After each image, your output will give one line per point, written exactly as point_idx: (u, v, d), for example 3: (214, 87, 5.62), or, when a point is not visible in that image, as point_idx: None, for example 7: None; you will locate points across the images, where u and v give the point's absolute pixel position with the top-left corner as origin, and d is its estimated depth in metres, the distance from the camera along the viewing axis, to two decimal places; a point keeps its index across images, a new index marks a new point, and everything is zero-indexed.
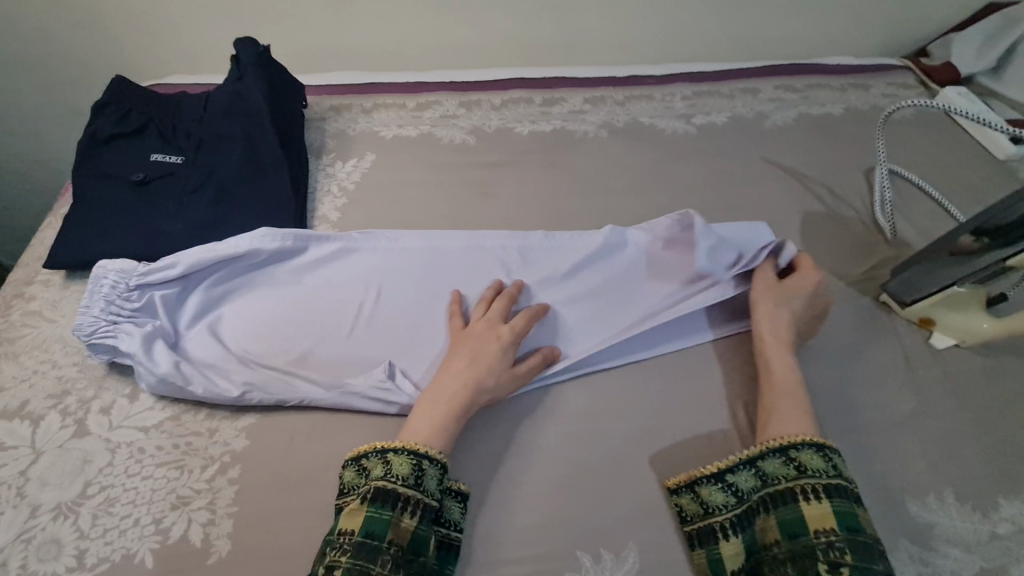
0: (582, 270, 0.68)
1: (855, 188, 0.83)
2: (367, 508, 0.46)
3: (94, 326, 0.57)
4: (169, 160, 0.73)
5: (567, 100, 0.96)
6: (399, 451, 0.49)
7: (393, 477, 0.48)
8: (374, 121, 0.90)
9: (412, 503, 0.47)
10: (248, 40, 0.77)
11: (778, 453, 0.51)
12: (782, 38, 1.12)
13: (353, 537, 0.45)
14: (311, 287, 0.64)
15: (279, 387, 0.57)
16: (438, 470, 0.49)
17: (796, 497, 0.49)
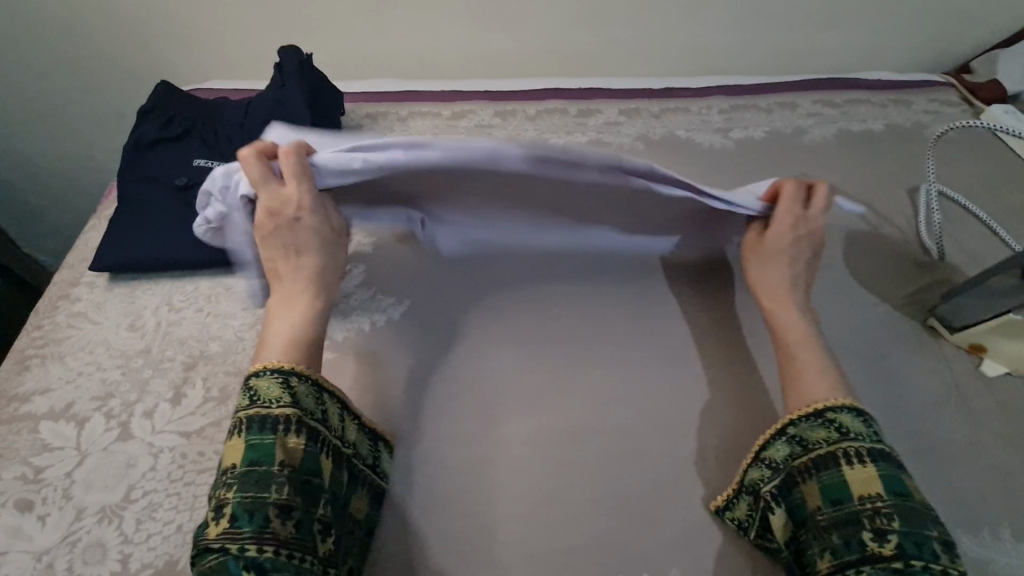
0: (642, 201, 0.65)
1: (899, 207, 0.82)
2: (246, 437, 0.46)
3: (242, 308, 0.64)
4: (211, 166, 0.74)
5: (602, 111, 0.95)
6: (264, 373, 0.49)
7: (265, 402, 0.47)
8: (409, 129, 0.90)
9: (292, 423, 0.47)
10: (291, 48, 0.78)
11: (814, 417, 0.51)
12: (820, 53, 1.10)
13: (235, 470, 0.45)
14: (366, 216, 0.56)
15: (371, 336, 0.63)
16: (310, 385, 0.50)
17: (839, 462, 0.48)
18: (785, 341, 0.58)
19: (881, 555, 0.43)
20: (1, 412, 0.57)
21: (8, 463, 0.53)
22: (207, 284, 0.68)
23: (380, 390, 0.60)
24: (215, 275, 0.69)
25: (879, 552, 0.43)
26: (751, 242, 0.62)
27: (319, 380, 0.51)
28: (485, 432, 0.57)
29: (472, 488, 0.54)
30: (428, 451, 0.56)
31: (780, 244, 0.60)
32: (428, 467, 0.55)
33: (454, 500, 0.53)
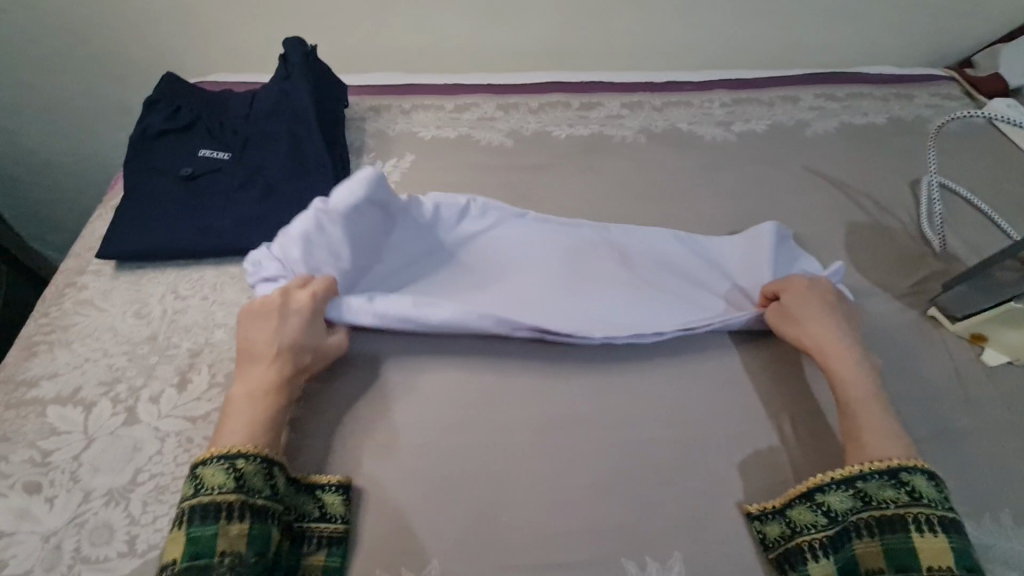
0: (661, 267, 0.70)
1: (901, 200, 0.82)
2: (188, 529, 0.44)
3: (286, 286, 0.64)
4: (217, 156, 0.74)
5: (604, 104, 0.96)
6: (210, 462, 0.47)
7: (209, 490, 0.46)
8: (413, 122, 0.91)
9: (240, 509, 0.45)
10: (296, 39, 0.79)
11: (887, 476, 0.49)
12: (822, 47, 1.11)
13: (176, 564, 0.43)
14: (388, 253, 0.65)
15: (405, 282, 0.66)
16: (258, 463, 0.48)
17: (908, 526, 0.47)
18: (854, 397, 0.55)
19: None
20: (9, 397, 0.57)
21: (16, 447, 0.54)
22: (212, 272, 0.68)
23: (383, 378, 0.60)
24: (220, 264, 0.69)
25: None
26: (776, 313, 0.62)
27: (263, 455, 0.48)
28: (488, 418, 0.58)
29: (475, 472, 0.54)
30: (432, 436, 0.56)
31: (805, 304, 0.61)
32: (432, 452, 0.55)
33: (458, 485, 0.54)
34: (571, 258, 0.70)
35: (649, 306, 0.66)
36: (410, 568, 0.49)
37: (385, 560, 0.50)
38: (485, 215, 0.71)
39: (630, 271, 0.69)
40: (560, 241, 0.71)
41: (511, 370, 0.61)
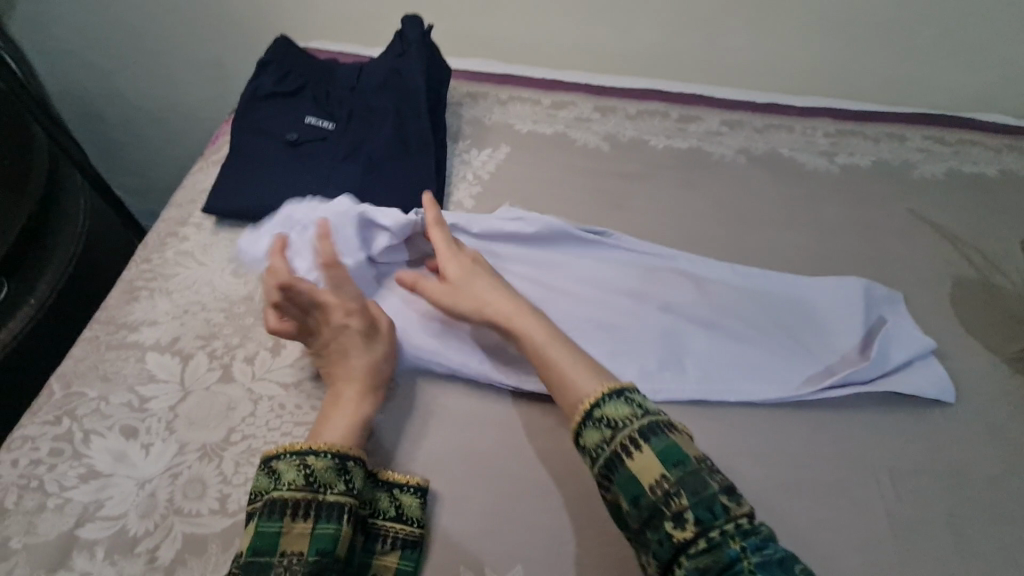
0: (747, 300, 0.68)
1: (1011, 258, 0.78)
2: (257, 522, 0.44)
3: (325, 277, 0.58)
4: (322, 125, 0.74)
5: (704, 119, 0.93)
6: (284, 456, 0.47)
7: (280, 485, 0.46)
8: (510, 114, 0.90)
9: (304, 508, 0.45)
10: (414, 17, 0.78)
11: (588, 419, 0.49)
12: (934, 86, 1.06)
13: (241, 556, 0.43)
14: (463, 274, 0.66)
15: None
16: (327, 459, 0.47)
17: (622, 456, 0.46)
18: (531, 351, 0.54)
19: (690, 544, 0.42)
20: (111, 338, 0.58)
21: (115, 388, 0.55)
22: None
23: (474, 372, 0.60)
24: None
25: (686, 540, 0.42)
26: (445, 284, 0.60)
27: (343, 450, 0.48)
28: None
29: (562, 482, 0.53)
30: (522, 438, 0.56)
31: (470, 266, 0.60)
32: (520, 455, 0.55)
33: (545, 492, 0.53)
34: (651, 282, 0.68)
35: (738, 348, 0.64)
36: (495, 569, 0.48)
37: (470, 556, 0.49)
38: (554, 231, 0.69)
39: (715, 302, 0.67)
40: (624, 266, 0.69)
41: None
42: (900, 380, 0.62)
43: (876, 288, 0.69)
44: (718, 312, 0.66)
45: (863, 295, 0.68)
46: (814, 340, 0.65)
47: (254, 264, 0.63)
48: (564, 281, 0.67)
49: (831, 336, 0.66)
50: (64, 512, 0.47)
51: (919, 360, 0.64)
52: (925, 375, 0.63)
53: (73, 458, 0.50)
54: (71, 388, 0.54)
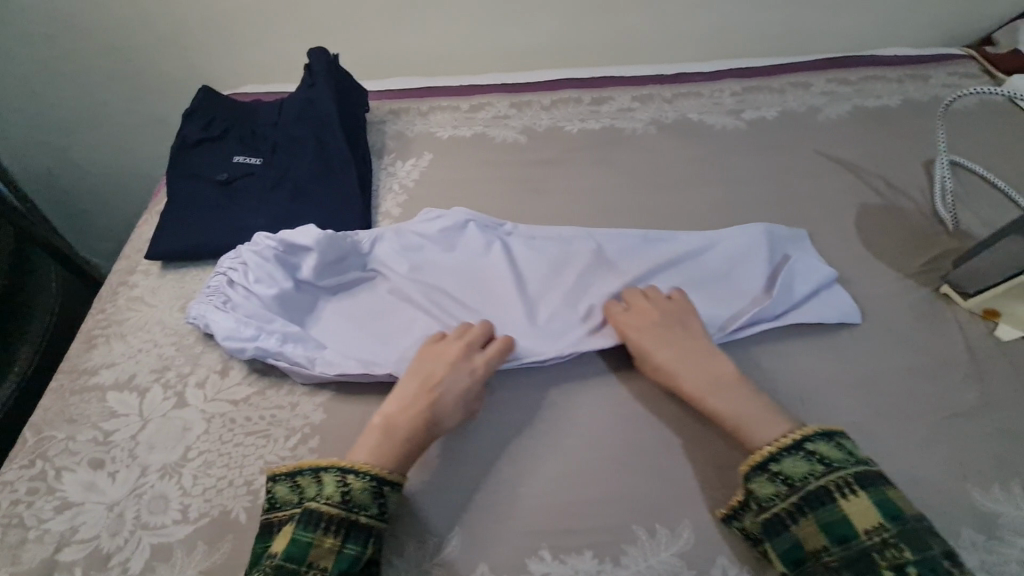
0: (658, 264, 0.71)
1: (914, 181, 0.82)
2: (294, 529, 0.48)
3: (255, 313, 0.65)
4: (249, 162, 0.80)
5: (615, 98, 0.98)
6: (331, 471, 0.51)
7: (320, 498, 0.50)
8: (431, 123, 0.95)
9: (335, 523, 0.48)
10: (319, 49, 0.83)
11: (794, 449, 0.51)
12: (837, 31, 1.10)
13: (275, 558, 0.46)
14: (381, 290, 0.71)
15: (396, 309, 0.69)
16: (366, 481, 0.51)
17: (831, 494, 0.48)
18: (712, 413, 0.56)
19: None
20: (74, 384, 0.64)
21: (81, 427, 0.60)
22: None
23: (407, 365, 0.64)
24: None
25: None
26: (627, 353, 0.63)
27: (379, 473, 0.51)
28: (506, 400, 0.62)
29: (494, 449, 0.58)
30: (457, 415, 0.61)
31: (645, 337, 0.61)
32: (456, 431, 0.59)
33: (480, 461, 0.57)
34: (566, 263, 0.72)
35: None
36: (436, 534, 0.53)
37: (413, 527, 0.53)
38: (472, 234, 0.75)
39: (626, 271, 0.71)
40: (544, 252, 0.74)
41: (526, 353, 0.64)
42: (805, 312, 0.66)
43: (777, 229, 0.74)
44: (633, 276, 0.70)
45: (761, 237, 0.72)
46: (723, 292, 0.69)
47: (198, 306, 0.67)
48: (481, 277, 0.71)
49: (739, 285, 0.69)
50: (43, 541, 0.53)
51: (824, 291, 0.68)
52: (831, 307, 0.67)
53: (47, 494, 0.55)
54: (42, 433, 0.60)
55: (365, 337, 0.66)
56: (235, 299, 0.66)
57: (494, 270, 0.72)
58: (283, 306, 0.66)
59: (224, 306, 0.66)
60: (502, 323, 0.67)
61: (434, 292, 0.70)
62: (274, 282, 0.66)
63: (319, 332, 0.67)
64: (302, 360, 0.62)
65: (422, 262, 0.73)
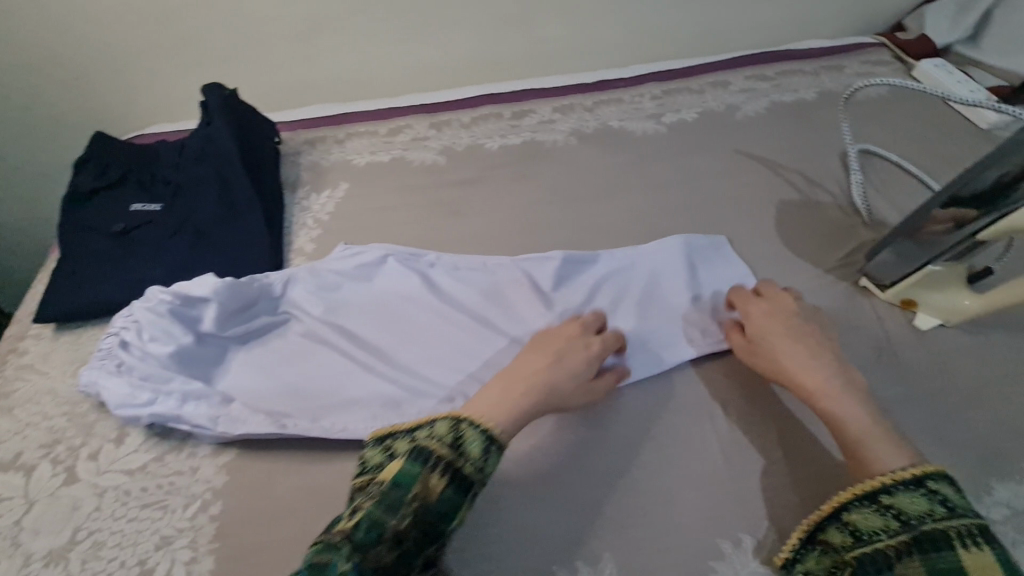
0: (579, 287, 0.70)
1: (831, 173, 0.82)
2: (403, 460, 0.47)
3: (151, 374, 0.60)
4: (148, 208, 0.76)
5: (536, 111, 0.97)
6: (445, 419, 0.51)
7: (436, 438, 0.49)
8: (348, 150, 0.92)
9: (444, 466, 0.47)
10: (214, 85, 0.80)
11: (913, 486, 0.47)
12: (754, 27, 1.11)
13: (382, 484, 0.46)
14: (293, 335, 0.67)
15: (310, 355, 0.65)
16: (479, 434, 0.49)
17: (952, 540, 0.43)
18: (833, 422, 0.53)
19: None
20: None
21: None
22: None
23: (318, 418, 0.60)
24: None
25: None
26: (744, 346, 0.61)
27: (490, 430, 0.50)
28: None
29: None
30: None
31: (770, 335, 0.59)
32: None
33: None
34: (487, 291, 0.70)
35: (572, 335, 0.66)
36: None
37: None
38: (390, 269, 0.72)
39: (548, 295, 0.69)
40: (464, 282, 0.71)
41: (442, 392, 0.62)
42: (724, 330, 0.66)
43: (695, 239, 0.73)
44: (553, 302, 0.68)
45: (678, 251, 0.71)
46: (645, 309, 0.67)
47: (88, 371, 0.61)
48: (399, 315, 0.69)
49: (660, 300, 0.68)
50: None
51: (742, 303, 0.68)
52: None
53: None
54: None
55: (277, 389, 0.62)
56: (129, 361, 0.61)
57: (413, 306, 0.69)
58: (185, 364, 0.62)
59: (117, 369, 0.61)
60: (421, 363, 0.65)
61: (351, 335, 0.67)
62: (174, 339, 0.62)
63: (226, 387, 0.63)
64: (204, 422, 0.58)
65: (338, 302, 0.70)
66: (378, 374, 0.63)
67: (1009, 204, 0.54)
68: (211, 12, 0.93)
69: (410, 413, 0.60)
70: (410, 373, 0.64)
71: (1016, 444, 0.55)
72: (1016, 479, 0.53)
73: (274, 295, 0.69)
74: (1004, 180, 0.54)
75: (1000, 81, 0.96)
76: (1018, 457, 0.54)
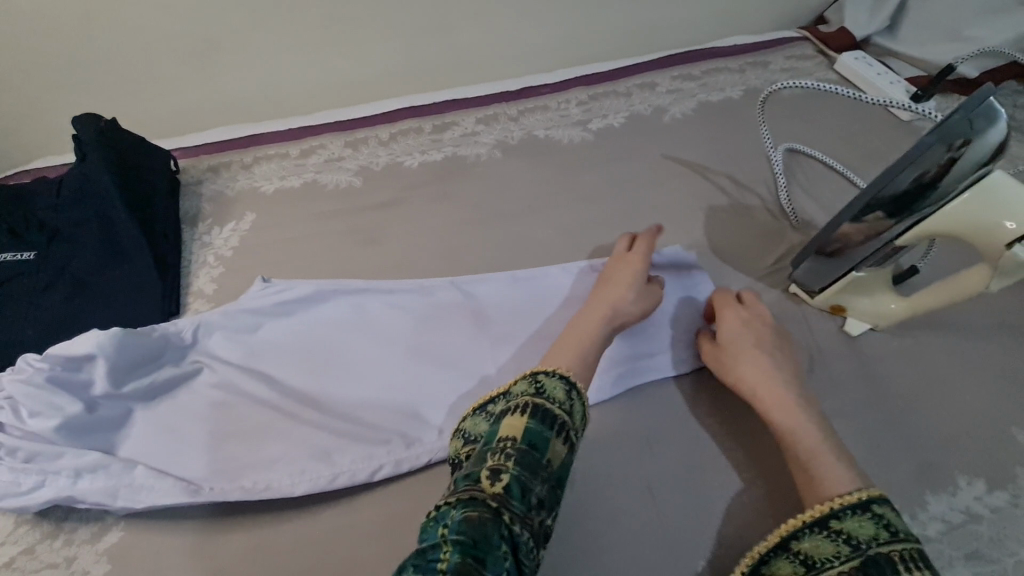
0: (509, 310, 0.67)
1: (758, 174, 0.81)
2: (529, 420, 0.45)
3: (34, 453, 0.53)
4: (18, 258, 0.68)
5: (458, 123, 0.92)
6: (552, 376, 0.50)
7: (553, 402, 0.48)
8: (255, 177, 0.85)
9: (564, 432, 0.46)
10: (88, 116, 0.72)
11: (860, 510, 0.45)
12: (678, 26, 1.09)
13: (516, 443, 0.44)
14: (202, 388, 0.60)
15: (226, 411, 0.59)
16: (583, 405, 0.50)
17: (898, 564, 0.41)
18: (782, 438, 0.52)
19: None
20: None
21: None
22: None
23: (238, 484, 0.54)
24: None
25: None
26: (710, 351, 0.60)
27: (568, 376, 0.50)
28: (335, 503, 0.54)
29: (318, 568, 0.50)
30: (273, 533, 0.52)
31: (740, 342, 0.58)
32: (272, 555, 0.51)
33: None
34: (416, 321, 0.66)
35: (504, 365, 0.63)
36: None
37: None
38: (309, 304, 0.67)
39: (477, 321, 0.65)
40: (391, 312, 0.66)
41: (372, 441, 0.56)
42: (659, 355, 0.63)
43: None
44: (484, 329, 0.65)
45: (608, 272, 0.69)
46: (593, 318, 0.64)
47: None
48: (324, 355, 0.63)
49: None
50: None
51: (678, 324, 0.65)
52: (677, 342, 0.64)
53: None
54: None
55: (187, 453, 0.56)
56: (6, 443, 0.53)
57: (338, 342, 0.64)
58: (77, 435, 0.55)
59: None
60: (355, 406, 0.59)
61: (270, 382, 0.61)
62: (60, 411, 0.54)
63: (130, 453, 0.56)
64: (101, 498, 0.52)
65: (252, 346, 0.64)
66: (304, 423, 0.58)
67: (930, 204, 0.51)
68: (91, 34, 0.85)
69: (341, 461, 0.55)
70: (340, 419, 0.59)
71: (948, 451, 0.54)
72: (950, 489, 0.51)
73: (178, 345, 0.62)
74: (925, 179, 0.51)
75: (918, 70, 0.96)
76: (951, 465, 0.53)
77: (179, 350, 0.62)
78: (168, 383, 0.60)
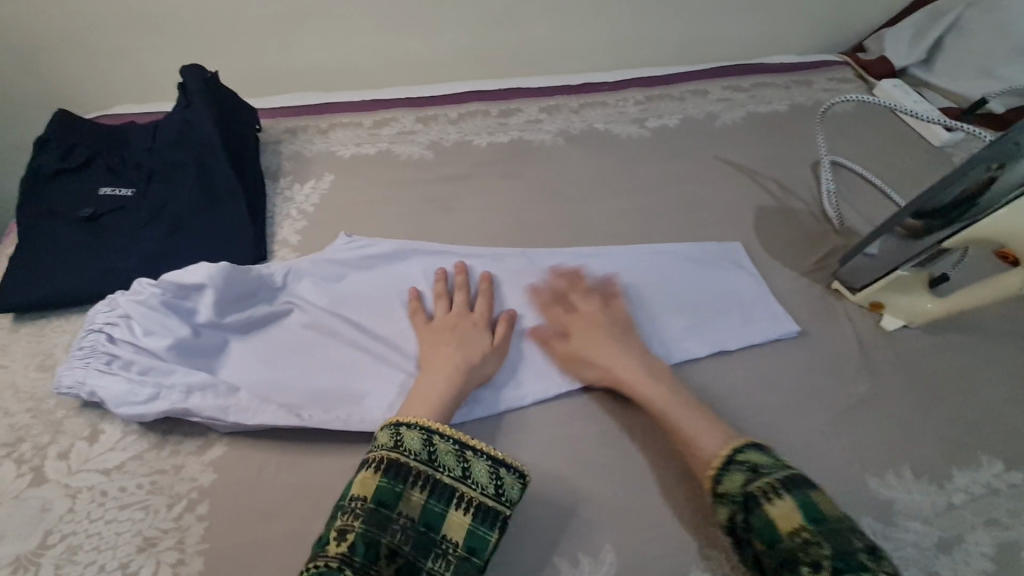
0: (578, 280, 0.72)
1: (804, 182, 0.87)
2: (380, 478, 0.48)
3: (149, 366, 0.57)
4: (119, 194, 0.72)
5: (523, 110, 0.97)
6: (412, 425, 0.51)
7: (407, 452, 0.49)
8: (331, 141, 0.89)
9: (423, 479, 0.49)
10: (193, 66, 0.76)
11: (760, 448, 0.52)
12: (728, 42, 1.16)
13: (365, 503, 0.47)
14: (294, 326, 0.65)
15: (318, 348, 0.63)
16: (451, 442, 0.51)
17: (802, 480, 0.49)
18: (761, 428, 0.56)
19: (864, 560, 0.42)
20: None
21: None
22: None
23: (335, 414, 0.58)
24: None
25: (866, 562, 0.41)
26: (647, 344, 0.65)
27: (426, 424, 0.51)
28: None
29: None
30: None
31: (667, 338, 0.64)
32: None
33: None
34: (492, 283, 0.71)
35: None
36: None
37: None
38: (393, 260, 0.72)
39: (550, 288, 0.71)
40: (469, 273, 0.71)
41: None
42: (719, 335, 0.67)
43: (688, 246, 0.76)
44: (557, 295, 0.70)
45: (671, 259, 0.75)
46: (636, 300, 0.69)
47: (71, 372, 0.57)
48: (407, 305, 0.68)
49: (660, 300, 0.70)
50: None
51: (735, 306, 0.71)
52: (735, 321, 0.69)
53: None
54: None
55: (284, 382, 0.60)
56: (122, 356, 0.57)
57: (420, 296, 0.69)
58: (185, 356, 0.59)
59: (108, 366, 0.57)
60: None
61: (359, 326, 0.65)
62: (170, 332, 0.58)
63: (230, 376, 0.60)
64: (212, 413, 0.56)
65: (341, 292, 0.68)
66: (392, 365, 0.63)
67: (976, 214, 0.58)
68: None
69: None
70: None
71: (971, 435, 0.60)
72: (973, 467, 0.58)
73: (274, 285, 0.67)
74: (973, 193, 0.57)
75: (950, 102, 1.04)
76: (973, 446, 0.60)
77: (272, 291, 0.66)
78: (263, 318, 0.64)
